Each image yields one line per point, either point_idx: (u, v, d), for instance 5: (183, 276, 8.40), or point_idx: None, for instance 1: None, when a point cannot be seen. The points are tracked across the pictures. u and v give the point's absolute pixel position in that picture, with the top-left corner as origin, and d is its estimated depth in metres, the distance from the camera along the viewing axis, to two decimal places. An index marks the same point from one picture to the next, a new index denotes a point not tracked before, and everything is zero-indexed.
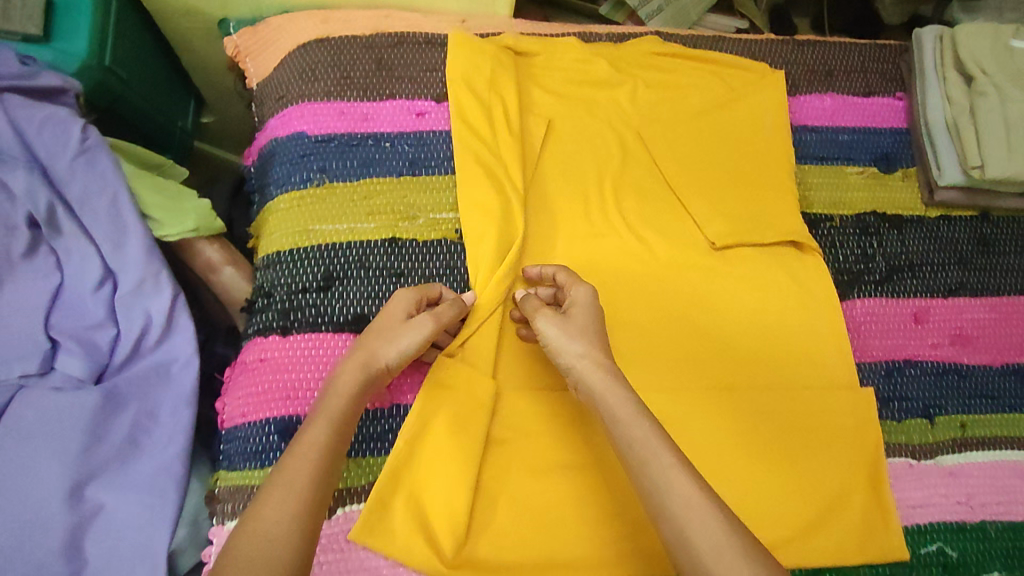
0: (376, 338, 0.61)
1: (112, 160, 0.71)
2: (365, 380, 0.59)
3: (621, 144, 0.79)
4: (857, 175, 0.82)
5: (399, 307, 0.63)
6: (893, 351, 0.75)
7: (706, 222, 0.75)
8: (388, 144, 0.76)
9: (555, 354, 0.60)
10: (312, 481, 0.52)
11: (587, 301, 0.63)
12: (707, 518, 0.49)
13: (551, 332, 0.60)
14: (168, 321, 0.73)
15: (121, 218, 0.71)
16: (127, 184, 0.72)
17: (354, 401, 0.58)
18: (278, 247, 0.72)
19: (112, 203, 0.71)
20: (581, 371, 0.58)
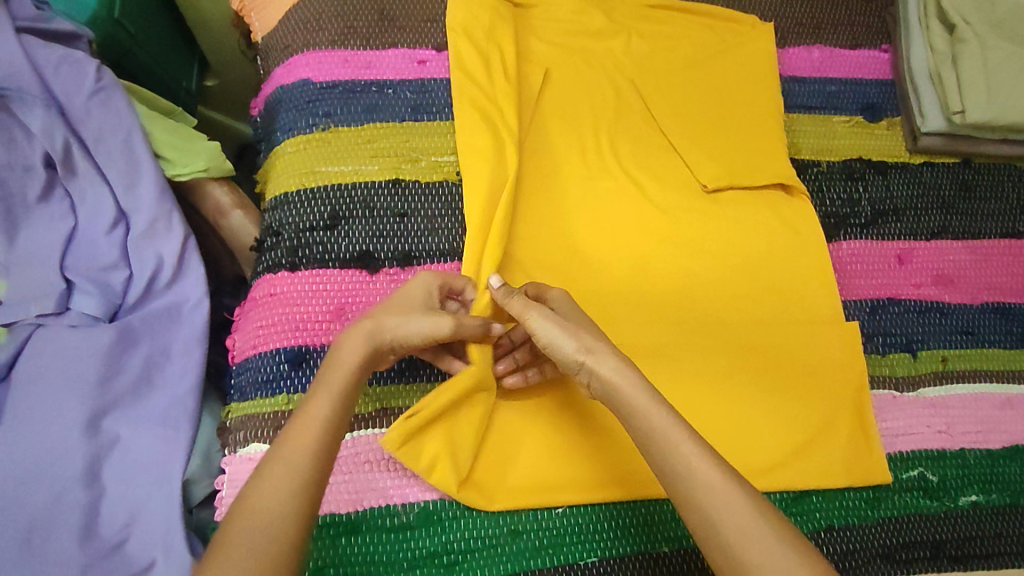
0: (388, 313, 0.58)
1: (125, 100, 0.74)
2: (370, 352, 0.55)
3: (616, 92, 0.81)
4: (843, 124, 0.85)
5: (416, 296, 0.61)
6: (877, 289, 0.78)
7: (698, 167, 0.78)
8: (390, 91, 0.79)
9: (554, 352, 0.56)
10: (315, 453, 0.48)
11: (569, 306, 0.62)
12: (733, 501, 0.47)
13: (547, 329, 0.57)
14: (179, 262, 0.76)
15: (134, 158, 0.74)
16: (140, 125, 0.75)
17: (357, 373, 0.54)
18: (286, 189, 0.74)
19: (126, 141, 0.74)
20: (590, 359, 0.54)
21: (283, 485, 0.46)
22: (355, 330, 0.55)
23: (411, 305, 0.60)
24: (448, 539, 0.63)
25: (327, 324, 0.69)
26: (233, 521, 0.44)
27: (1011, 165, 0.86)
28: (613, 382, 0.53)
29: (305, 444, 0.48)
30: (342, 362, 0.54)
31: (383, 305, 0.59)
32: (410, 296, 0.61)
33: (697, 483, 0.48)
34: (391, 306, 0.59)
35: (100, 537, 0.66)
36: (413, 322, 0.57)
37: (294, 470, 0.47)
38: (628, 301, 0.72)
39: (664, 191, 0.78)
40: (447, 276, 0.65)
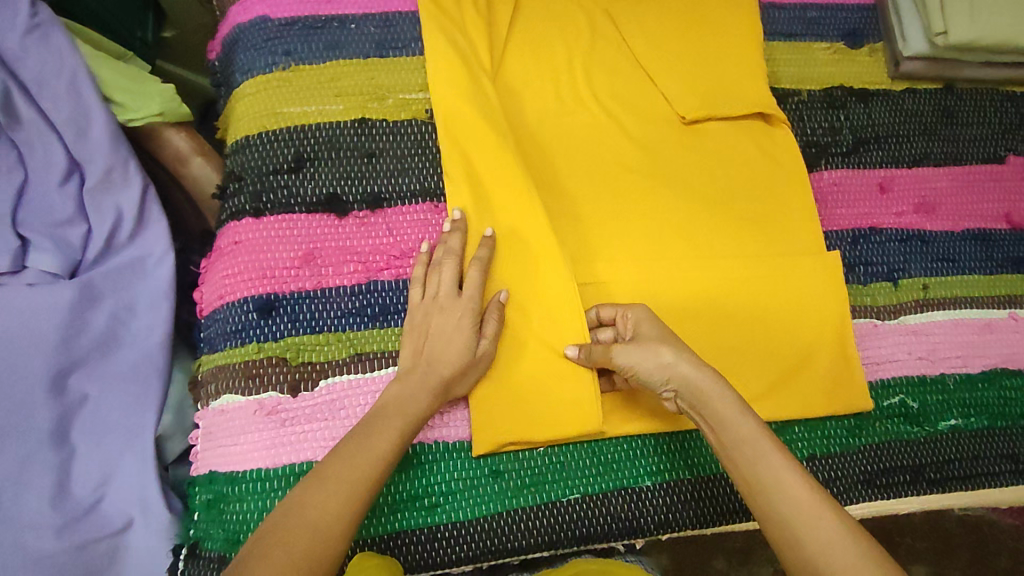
0: (447, 371, 0.59)
1: (66, 37, 0.68)
2: (432, 403, 0.59)
3: (590, 25, 0.78)
4: (824, 51, 0.83)
5: (459, 344, 0.60)
6: (859, 219, 0.77)
7: (676, 98, 0.76)
8: (353, 26, 0.75)
9: (648, 372, 0.57)
10: (358, 481, 0.51)
11: (647, 317, 0.61)
12: (821, 517, 0.46)
13: (634, 357, 0.57)
14: (140, 214, 0.73)
15: (83, 102, 0.68)
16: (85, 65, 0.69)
17: (415, 422, 0.57)
18: (247, 132, 0.71)
19: (72, 85, 0.68)
20: (684, 370, 0.55)
21: (332, 504, 0.49)
22: (422, 394, 0.58)
23: (465, 347, 0.60)
24: (429, 482, 0.62)
25: (296, 272, 0.66)
26: (278, 524, 0.47)
27: (993, 90, 0.84)
28: (705, 394, 0.54)
29: (355, 472, 0.51)
30: (405, 414, 0.57)
31: (436, 345, 0.60)
32: (461, 339, 0.60)
33: (784, 494, 0.48)
34: (441, 350, 0.60)
35: (73, 497, 0.64)
36: (464, 370, 0.61)
37: (340, 494, 0.50)
38: (607, 239, 0.71)
39: (641, 126, 0.76)
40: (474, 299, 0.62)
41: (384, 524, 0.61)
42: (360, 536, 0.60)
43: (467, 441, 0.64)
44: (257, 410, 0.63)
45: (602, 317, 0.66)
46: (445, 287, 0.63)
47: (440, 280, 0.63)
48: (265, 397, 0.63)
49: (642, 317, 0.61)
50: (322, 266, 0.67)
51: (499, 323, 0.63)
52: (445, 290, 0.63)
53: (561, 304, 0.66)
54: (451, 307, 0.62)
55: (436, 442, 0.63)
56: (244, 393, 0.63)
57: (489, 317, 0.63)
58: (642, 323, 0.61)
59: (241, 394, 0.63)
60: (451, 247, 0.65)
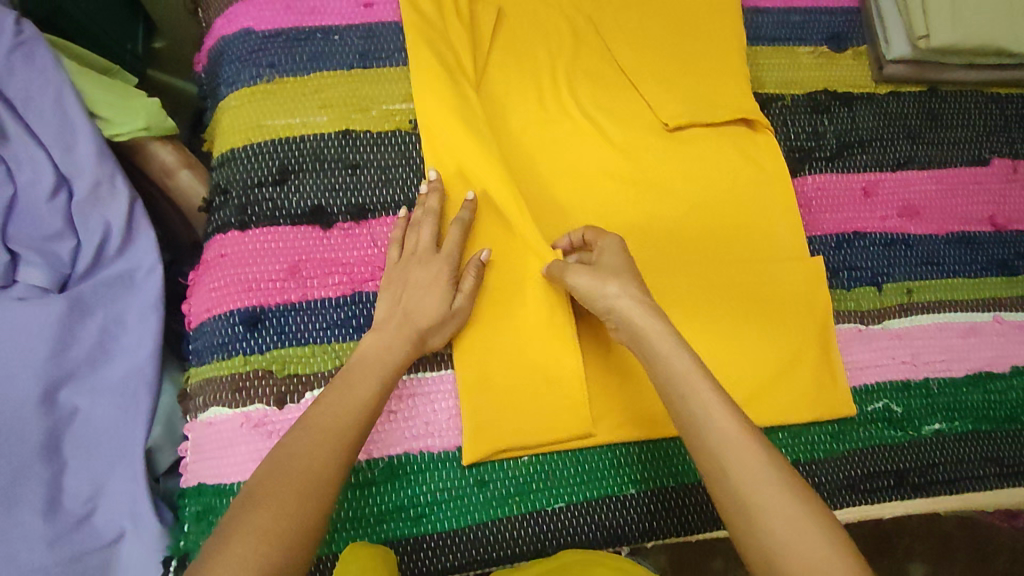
0: (422, 318, 0.62)
1: (51, 53, 0.68)
2: (407, 348, 0.61)
3: (573, 32, 0.79)
4: (808, 56, 0.83)
5: (433, 295, 0.63)
6: (843, 224, 0.77)
7: (659, 105, 0.76)
8: (336, 37, 0.75)
9: (594, 301, 0.61)
10: (322, 465, 0.51)
11: (614, 247, 0.64)
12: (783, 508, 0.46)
13: (583, 279, 0.61)
14: (127, 227, 0.73)
15: (69, 117, 0.68)
16: (71, 81, 0.69)
17: (394, 370, 0.59)
18: (233, 145, 0.72)
19: (58, 100, 0.68)
20: (621, 302, 0.58)
21: (295, 491, 0.48)
22: (398, 338, 0.60)
23: (441, 296, 0.63)
24: (414, 492, 0.63)
25: (281, 283, 0.67)
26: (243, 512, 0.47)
27: (977, 92, 0.84)
28: (638, 327, 0.57)
29: (317, 461, 0.51)
30: (379, 361, 0.59)
31: (414, 297, 0.63)
32: (435, 287, 0.63)
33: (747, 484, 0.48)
34: (418, 302, 0.63)
35: (65, 510, 0.65)
36: (442, 322, 0.63)
37: (302, 482, 0.49)
38: None
39: (624, 133, 0.76)
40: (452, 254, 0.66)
41: (371, 534, 0.61)
42: (320, 553, 0.61)
43: (452, 451, 0.64)
44: (244, 423, 0.63)
45: (585, 240, 0.67)
46: (424, 242, 0.66)
47: (418, 238, 0.66)
48: (251, 410, 0.64)
49: (609, 246, 0.64)
50: (308, 278, 0.67)
51: (478, 277, 0.65)
52: (424, 245, 0.66)
53: (544, 313, 0.67)
54: (429, 261, 0.65)
55: (422, 453, 0.64)
56: (231, 405, 0.64)
57: (467, 274, 0.65)
58: (606, 252, 0.63)
59: (228, 406, 0.64)
60: (429, 207, 0.68)
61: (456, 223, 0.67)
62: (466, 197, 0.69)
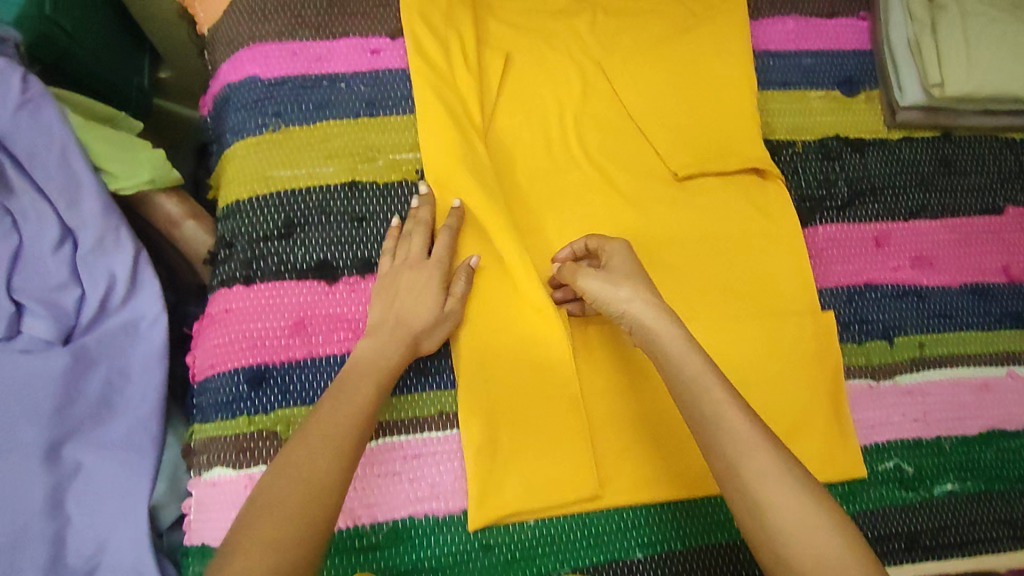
0: (416, 322, 0.63)
1: (57, 110, 0.67)
2: (402, 353, 0.62)
3: (582, 78, 0.78)
4: (820, 100, 0.82)
5: (426, 298, 0.64)
6: (854, 275, 0.76)
7: (668, 154, 0.76)
8: (343, 84, 0.74)
9: (605, 305, 0.62)
10: (315, 499, 0.50)
11: (623, 253, 0.65)
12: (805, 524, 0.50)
13: (595, 284, 0.63)
14: (132, 278, 0.72)
15: (75, 173, 0.68)
16: (76, 136, 0.69)
17: (389, 375, 0.60)
18: (238, 197, 0.71)
19: (63, 156, 0.68)
20: (634, 308, 0.60)
21: (282, 533, 0.48)
22: (394, 340, 0.62)
23: (434, 300, 0.64)
24: (419, 557, 0.62)
25: (286, 340, 0.66)
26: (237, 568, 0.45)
27: (991, 136, 0.83)
28: (654, 332, 0.59)
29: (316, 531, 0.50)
30: (378, 364, 0.60)
31: (407, 303, 0.64)
32: (428, 291, 0.64)
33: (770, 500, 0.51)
34: (412, 307, 0.64)
35: (68, 567, 0.64)
36: (435, 324, 0.64)
37: (292, 514, 0.49)
38: None
39: (633, 184, 0.75)
40: (444, 258, 0.67)
41: None
42: None
43: (458, 513, 0.64)
44: (247, 485, 0.63)
45: (589, 248, 0.68)
46: (416, 252, 0.67)
47: (410, 246, 0.67)
48: (255, 472, 0.63)
49: (618, 251, 0.65)
50: (313, 334, 0.67)
51: (467, 283, 0.67)
52: (417, 252, 0.67)
53: (551, 370, 0.67)
54: (420, 267, 0.66)
55: (426, 516, 0.63)
56: (235, 466, 0.64)
57: (459, 279, 0.66)
58: (616, 257, 0.65)
59: (232, 467, 0.64)
60: (421, 218, 0.69)
61: (448, 230, 0.68)
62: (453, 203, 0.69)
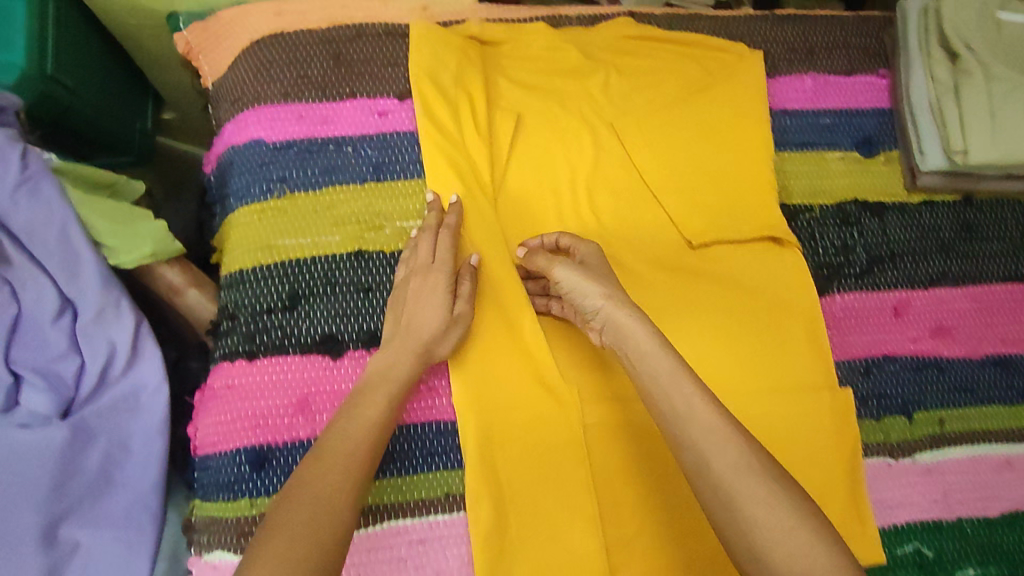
0: (426, 329, 0.63)
1: (57, 186, 0.67)
2: (416, 364, 0.61)
3: (595, 140, 0.76)
4: (838, 161, 0.80)
5: (434, 303, 0.64)
6: (872, 347, 0.75)
7: (683, 221, 0.74)
8: (350, 148, 0.72)
9: (579, 300, 0.64)
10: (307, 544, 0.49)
11: (597, 253, 0.67)
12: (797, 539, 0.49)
13: (571, 279, 0.64)
14: (133, 348, 0.71)
15: (74, 248, 0.67)
16: (75, 211, 0.67)
17: (400, 386, 0.60)
18: (241, 265, 0.70)
19: (62, 233, 0.66)
20: (608, 307, 0.62)
21: None
22: (406, 351, 0.61)
23: (442, 306, 0.64)
24: None
25: (290, 419, 0.65)
26: None
27: (1013, 199, 0.82)
28: (626, 329, 0.61)
29: None
30: (388, 378, 0.60)
31: (414, 312, 0.63)
32: (436, 296, 0.64)
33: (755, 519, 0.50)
34: (420, 316, 0.63)
35: None
36: (446, 329, 0.63)
37: None
38: (607, 377, 0.70)
39: (648, 252, 0.73)
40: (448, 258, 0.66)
41: None
42: None
43: None
44: None
45: (560, 243, 0.69)
46: (421, 257, 0.66)
47: (418, 251, 0.67)
48: None
49: (591, 250, 0.67)
50: (318, 413, 0.65)
51: (473, 284, 0.66)
52: (423, 257, 0.66)
53: (562, 449, 0.66)
54: (425, 272, 0.65)
55: None
56: (235, 550, 0.62)
57: (463, 282, 0.66)
58: (590, 257, 0.67)
59: (232, 551, 0.62)
60: (428, 222, 0.68)
61: (450, 232, 0.67)
62: (452, 200, 0.69)
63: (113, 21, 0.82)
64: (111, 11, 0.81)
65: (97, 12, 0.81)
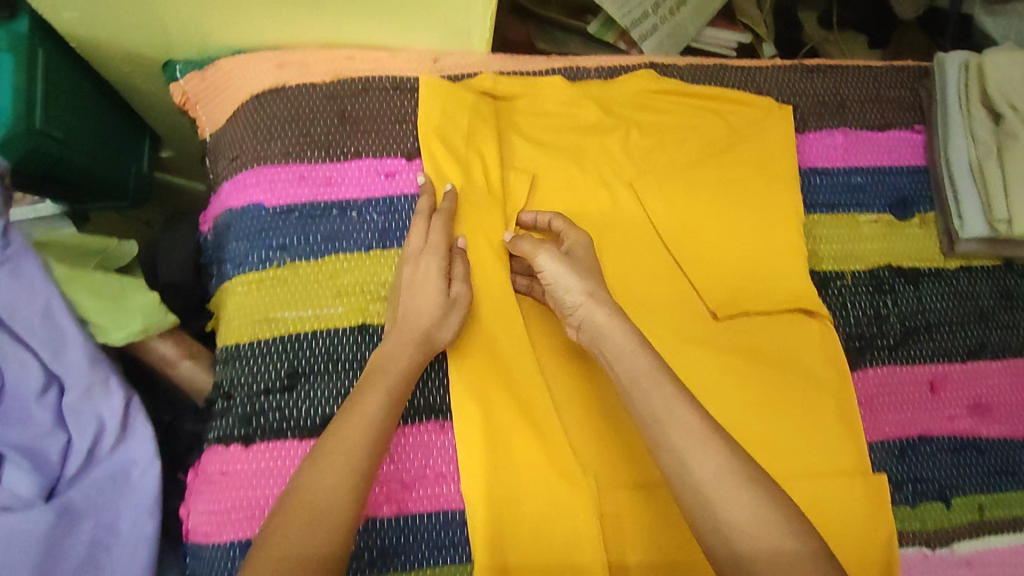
0: (425, 316, 0.61)
1: (40, 264, 0.64)
2: (418, 356, 0.60)
3: (615, 203, 0.72)
4: (870, 224, 0.75)
5: (432, 289, 0.62)
6: (906, 427, 0.70)
7: (707, 291, 0.70)
8: (354, 212, 0.68)
9: (557, 292, 0.62)
10: None
11: (585, 243, 0.65)
12: None
13: (552, 269, 0.61)
14: (122, 425, 0.67)
15: (59, 327, 0.64)
16: (61, 289, 0.65)
17: (399, 378, 0.58)
18: (238, 339, 0.65)
19: (46, 312, 0.63)
20: (586, 303, 0.60)
21: None
22: (407, 340, 0.60)
23: (439, 292, 0.62)
24: None
25: None
26: None
27: None
28: (604, 327, 0.58)
29: None
30: (388, 371, 0.58)
31: (411, 300, 0.62)
32: (432, 281, 0.62)
33: None
34: (416, 305, 0.61)
35: None
36: (444, 315, 0.61)
37: None
38: (630, 462, 0.64)
39: (670, 325, 0.69)
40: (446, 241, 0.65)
41: None
42: None
43: None
44: None
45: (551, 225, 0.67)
46: (415, 243, 0.64)
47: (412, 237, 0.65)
48: None
49: (580, 239, 0.65)
50: None
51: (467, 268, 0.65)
52: (417, 243, 0.64)
53: (580, 538, 0.61)
54: (419, 258, 0.64)
55: None
56: None
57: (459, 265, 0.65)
58: (578, 246, 0.65)
59: None
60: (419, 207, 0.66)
61: (444, 218, 0.65)
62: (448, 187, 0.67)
63: (108, 69, 0.79)
64: (106, 60, 0.77)
65: (90, 61, 0.77)
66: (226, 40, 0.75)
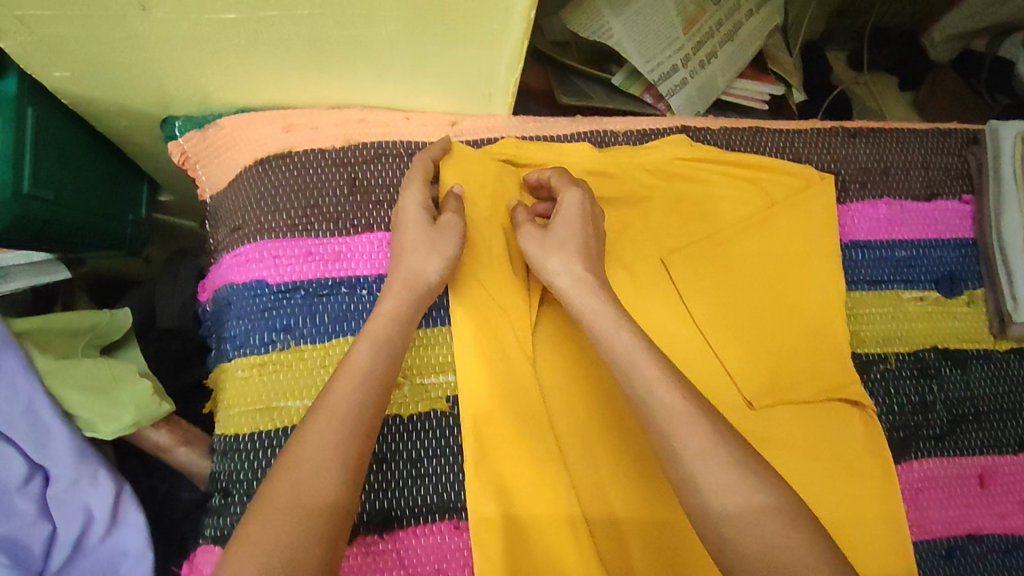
0: (408, 254, 0.58)
1: (19, 355, 0.59)
2: (408, 300, 0.57)
3: (646, 280, 0.66)
4: (915, 303, 0.70)
5: (415, 224, 0.60)
6: (954, 525, 0.65)
7: (743, 379, 0.65)
8: (365, 291, 0.64)
9: (536, 267, 0.60)
10: None
11: (578, 204, 0.60)
12: None
13: (530, 245, 0.60)
14: (113, 516, 0.62)
15: (41, 420, 0.59)
16: (42, 381, 0.60)
17: (387, 320, 0.56)
18: (237, 430, 0.60)
19: (27, 406, 0.58)
20: (559, 281, 0.58)
21: None
22: (394, 283, 0.58)
23: (420, 226, 0.59)
24: None
25: None
26: None
27: None
28: (575, 307, 0.57)
29: None
30: (377, 314, 0.56)
31: (398, 240, 0.60)
32: (411, 218, 0.60)
33: None
34: (402, 245, 0.59)
35: None
36: (433, 251, 0.59)
37: None
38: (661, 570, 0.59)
39: None
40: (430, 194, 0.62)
41: None
42: None
43: None
44: None
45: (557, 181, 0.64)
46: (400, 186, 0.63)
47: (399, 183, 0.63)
48: None
49: (572, 196, 0.61)
50: None
51: (459, 203, 0.62)
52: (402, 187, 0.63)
53: None
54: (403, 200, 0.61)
55: None
56: None
57: (447, 204, 0.62)
58: (569, 207, 0.60)
59: None
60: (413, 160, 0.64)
61: (422, 168, 0.63)
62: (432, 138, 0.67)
63: (103, 125, 0.74)
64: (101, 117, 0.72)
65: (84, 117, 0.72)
66: (230, 99, 0.70)
